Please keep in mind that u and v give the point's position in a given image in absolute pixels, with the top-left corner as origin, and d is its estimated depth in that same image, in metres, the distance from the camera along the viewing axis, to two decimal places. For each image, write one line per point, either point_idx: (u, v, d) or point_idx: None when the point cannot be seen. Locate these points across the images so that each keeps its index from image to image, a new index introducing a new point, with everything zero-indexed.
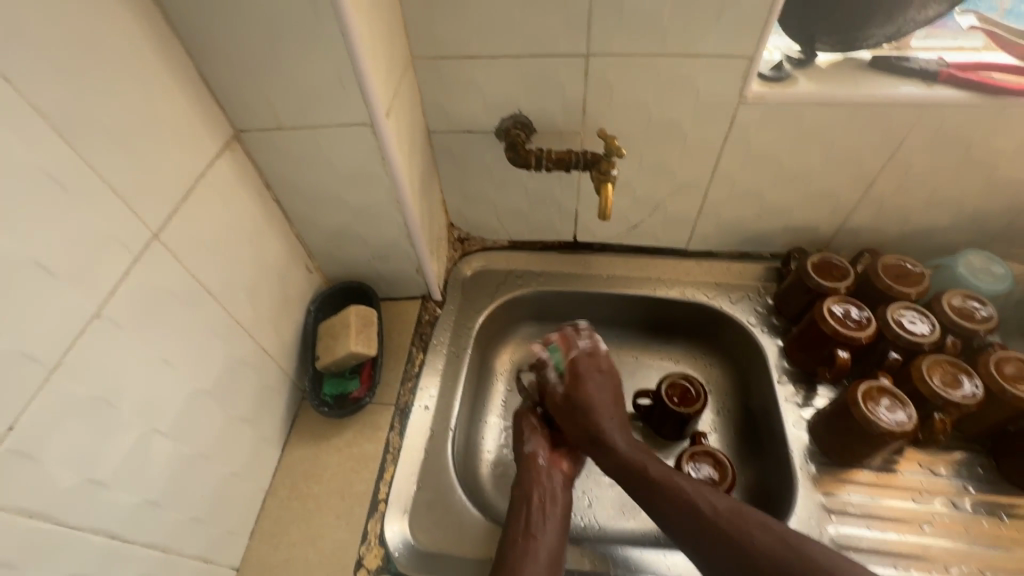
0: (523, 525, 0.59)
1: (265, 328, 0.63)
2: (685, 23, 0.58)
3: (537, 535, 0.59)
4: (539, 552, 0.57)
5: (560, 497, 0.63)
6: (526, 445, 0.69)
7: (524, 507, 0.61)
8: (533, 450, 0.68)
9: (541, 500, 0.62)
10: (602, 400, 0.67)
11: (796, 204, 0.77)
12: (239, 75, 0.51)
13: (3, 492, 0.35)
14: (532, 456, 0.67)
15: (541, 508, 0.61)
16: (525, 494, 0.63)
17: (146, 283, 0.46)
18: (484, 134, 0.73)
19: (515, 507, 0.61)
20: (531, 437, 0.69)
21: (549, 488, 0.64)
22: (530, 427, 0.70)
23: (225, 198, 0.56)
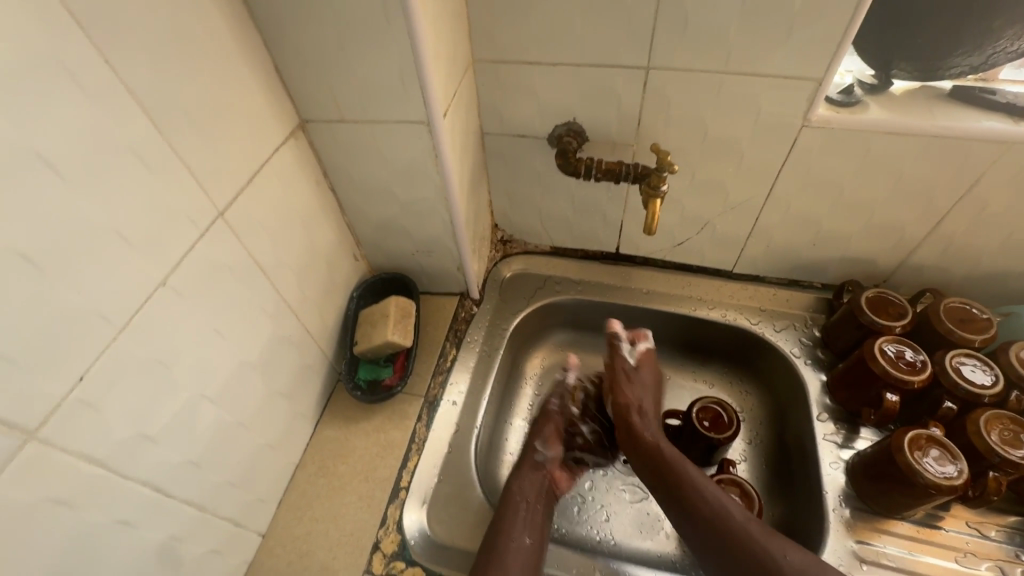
0: (520, 524, 0.61)
1: (310, 310, 0.66)
2: (750, 42, 0.57)
3: (530, 541, 0.60)
4: (528, 555, 0.59)
5: (545, 504, 0.66)
6: (543, 451, 0.72)
7: (519, 506, 0.63)
8: (545, 460, 0.71)
9: (534, 503, 0.64)
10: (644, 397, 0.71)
11: (854, 234, 0.74)
12: (310, 68, 0.54)
13: (67, 436, 0.38)
14: (540, 464, 0.71)
15: (532, 517, 0.63)
16: (522, 494, 0.65)
17: (208, 258, 0.49)
18: (536, 140, 0.74)
19: (510, 502, 0.63)
20: (553, 446, 0.72)
21: (538, 497, 0.66)
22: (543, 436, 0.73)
23: (286, 183, 0.59)
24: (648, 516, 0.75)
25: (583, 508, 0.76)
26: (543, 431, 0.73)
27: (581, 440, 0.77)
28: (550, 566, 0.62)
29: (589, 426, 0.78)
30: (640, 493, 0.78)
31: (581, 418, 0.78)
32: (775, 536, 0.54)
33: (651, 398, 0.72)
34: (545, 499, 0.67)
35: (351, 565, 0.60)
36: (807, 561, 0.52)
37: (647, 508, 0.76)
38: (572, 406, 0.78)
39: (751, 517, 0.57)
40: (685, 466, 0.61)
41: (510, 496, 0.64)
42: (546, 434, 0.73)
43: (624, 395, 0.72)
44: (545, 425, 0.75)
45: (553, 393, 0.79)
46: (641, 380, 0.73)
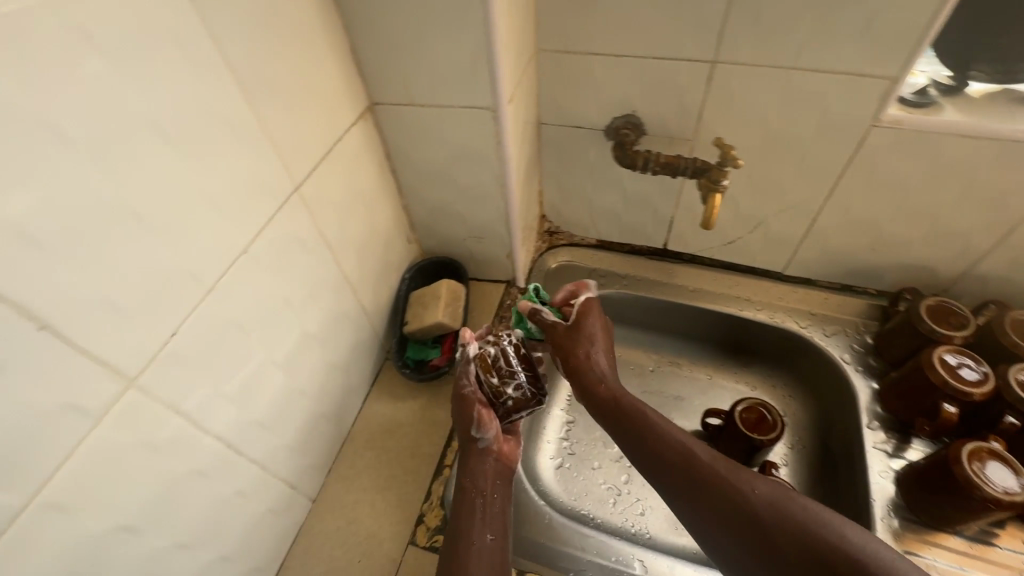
0: (478, 524, 0.54)
1: (366, 288, 0.69)
2: (824, 38, 0.56)
3: (493, 536, 0.54)
4: (492, 556, 0.52)
5: (504, 493, 0.58)
6: (482, 436, 0.59)
7: (469, 509, 0.55)
8: (489, 445, 0.59)
9: (492, 496, 0.57)
10: (592, 348, 0.62)
11: (917, 240, 0.72)
12: (384, 51, 0.56)
13: (160, 386, 0.40)
14: (484, 450, 0.59)
15: (491, 509, 0.56)
16: (475, 488, 0.57)
17: (285, 229, 0.51)
18: (592, 132, 0.74)
19: (464, 500, 0.56)
20: (490, 426, 0.58)
21: (493, 482, 0.58)
22: (480, 414, 0.59)
23: (353, 162, 0.61)
24: None
25: (619, 500, 0.77)
26: (473, 416, 0.59)
27: (512, 402, 0.58)
28: (588, 552, 0.63)
29: (517, 381, 0.58)
30: None
31: (506, 374, 0.59)
32: (741, 468, 0.50)
33: (604, 342, 0.64)
34: (501, 484, 0.59)
35: (396, 536, 0.63)
36: (777, 493, 0.47)
37: None
38: (490, 376, 0.59)
39: (716, 455, 0.51)
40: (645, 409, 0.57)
41: (463, 493, 0.56)
42: (476, 418, 0.58)
43: (577, 350, 0.62)
44: (471, 409, 0.59)
45: (463, 375, 0.61)
46: (587, 329, 0.63)
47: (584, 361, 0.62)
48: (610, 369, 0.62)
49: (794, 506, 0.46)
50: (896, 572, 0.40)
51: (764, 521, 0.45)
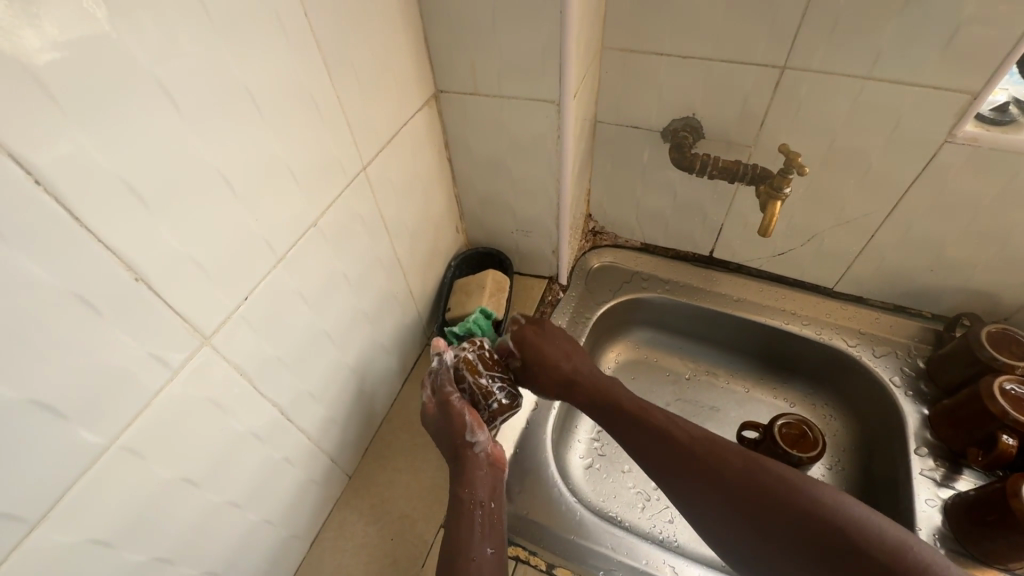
0: (480, 533, 0.53)
1: (415, 272, 0.70)
2: (904, 47, 0.54)
3: (493, 549, 0.53)
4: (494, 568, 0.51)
5: (500, 498, 0.57)
6: (476, 440, 0.58)
7: (467, 520, 0.54)
8: (483, 450, 0.58)
9: (490, 505, 0.56)
10: (561, 345, 0.68)
11: (982, 264, 0.69)
12: (456, 39, 0.56)
13: (230, 346, 0.42)
14: (478, 456, 0.57)
15: (491, 517, 0.55)
16: (474, 498, 0.55)
17: (350, 206, 0.53)
18: (649, 133, 0.74)
19: (462, 511, 0.54)
20: (482, 429, 0.58)
21: (490, 489, 0.57)
22: (472, 416, 0.59)
23: (415, 148, 0.62)
24: None
25: (648, 505, 0.76)
26: (464, 421, 0.58)
27: (497, 405, 0.63)
28: (617, 552, 0.62)
29: (499, 384, 0.64)
30: None
31: (487, 378, 0.64)
32: (716, 441, 0.58)
33: (568, 345, 0.69)
34: (499, 492, 0.58)
35: (428, 517, 0.63)
36: (748, 463, 0.56)
37: None
38: (474, 379, 0.63)
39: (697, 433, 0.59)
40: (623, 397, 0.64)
41: (459, 505, 0.55)
42: (468, 423, 0.58)
43: (546, 361, 0.67)
44: (461, 415, 0.59)
45: (444, 382, 0.62)
46: (551, 339, 0.68)
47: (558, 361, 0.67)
48: (582, 362, 0.68)
49: (763, 472, 0.55)
50: (869, 525, 0.50)
51: (740, 484, 0.55)
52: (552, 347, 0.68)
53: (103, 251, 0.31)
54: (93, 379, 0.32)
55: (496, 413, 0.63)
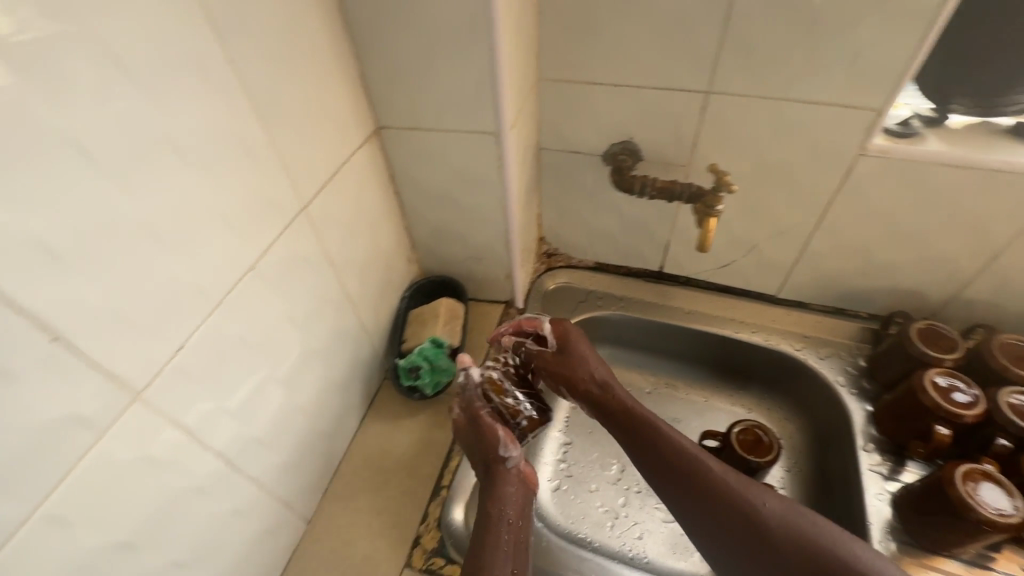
0: (505, 553, 0.52)
1: (367, 307, 0.69)
2: (813, 70, 0.59)
3: (516, 567, 0.52)
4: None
5: (527, 517, 0.58)
6: (509, 455, 0.61)
7: (500, 535, 0.54)
8: (515, 464, 0.61)
9: (519, 525, 0.56)
10: (587, 360, 0.68)
11: (906, 265, 0.74)
12: (392, 78, 0.58)
13: (165, 400, 0.41)
14: (510, 472, 0.60)
15: (517, 537, 0.55)
16: (504, 517, 0.56)
17: (291, 247, 0.52)
18: (591, 157, 0.76)
19: (489, 526, 0.55)
20: (514, 445, 0.62)
21: (522, 507, 0.59)
22: (503, 433, 0.63)
23: (359, 184, 0.62)
24: (681, 537, 0.76)
25: (617, 523, 0.77)
26: (497, 436, 0.62)
27: (525, 422, 0.70)
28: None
29: (524, 403, 0.71)
30: None
31: (514, 398, 0.70)
32: (754, 482, 0.56)
33: (596, 359, 0.69)
34: (527, 512, 0.59)
35: (392, 558, 0.62)
36: (785, 508, 0.53)
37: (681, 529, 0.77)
38: (502, 399, 0.69)
39: (738, 475, 0.56)
40: (650, 416, 0.61)
41: (487, 519, 0.56)
42: (502, 438, 0.62)
43: (574, 366, 0.68)
44: (494, 431, 0.63)
45: (473, 399, 0.66)
46: (577, 348, 0.69)
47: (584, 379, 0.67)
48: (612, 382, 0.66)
49: (802, 519, 0.52)
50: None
51: (777, 534, 0.51)
52: (575, 363, 0.68)
53: (19, 316, 0.30)
54: (12, 448, 0.31)
55: (526, 429, 0.70)
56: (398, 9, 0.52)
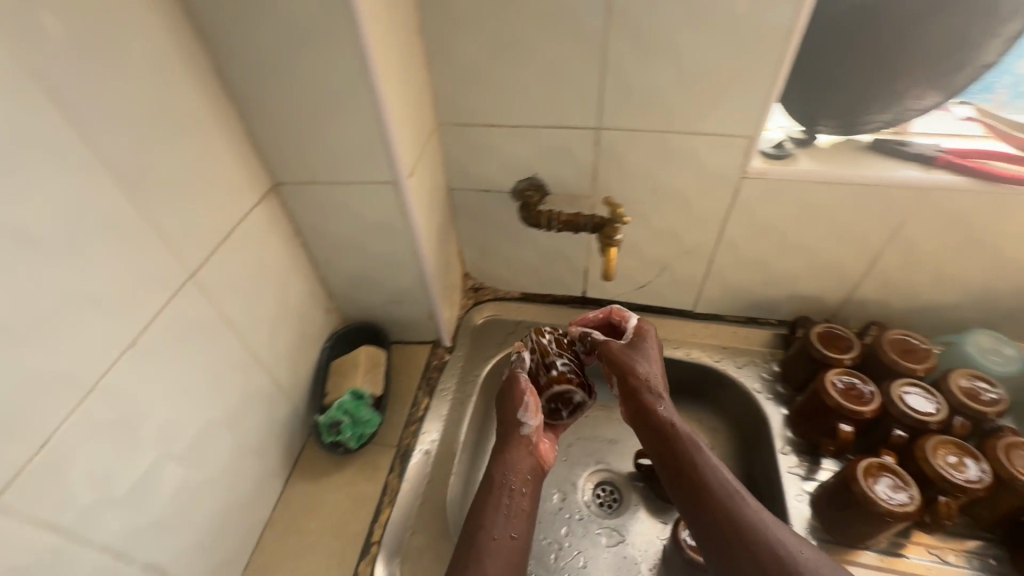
0: (502, 519, 0.57)
1: (281, 365, 0.67)
2: (687, 104, 0.63)
3: (514, 535, 0.56)
4: (511, 552, 0.55)
5: (534, 489, 0.61)
6: (526, 422, 0.64)
7: (506, 502, 0.59)
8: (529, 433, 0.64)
9: (521, 496, 0.60)
10: (648, 366, 0.65)
11: (802, 273, 0.79)
12: (281, 136, 0.58)
13: (30, 500, 0.38)
14: (524, 440, 0.63)
15: (518, 507, 0.59)
16: (506, 484, 0.60)
17: (179, 317, 0.51)
18: (501, 194, 0.78)
19: (491, 492, 0.59)
20: (533, 413, 0.64)
21: (528, 481, 0.61)
22: (529, 400, 0.65)
23: (258, 242, 0.61)
24: (625, 559, 0.78)
25: (561, 554, 0.78)
26: (522, 401, 0.65)
27: (557, 372, 0.67)
28: None
29: (563, 359, 0.68)
30: (617, 537, 0.80)
31: (557, 355, 0.68)
32: (790, 532, 0.51)
33: (658, 369, 0.66)
34: (532, 483, 0.62)
35: None
36: (820, 562, 0.48)
37: (624, 551, 0.78)
38: (543, 355, 0.68)
39: (782, 527, 0.51)
40: (698, 441, 0.57)
41: (493, 485, 0.60)
42: (525, 404, 0.65)
43: (631, 364, 0.65)
44: (521, 396, 0.65)
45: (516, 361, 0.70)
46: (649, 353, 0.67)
47: (641, 383, 0.63)
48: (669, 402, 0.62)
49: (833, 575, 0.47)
50: None
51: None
52: (634, 364, 0.65)
53: None
54: None
55: (554, 380, 0.66)
56: (277, 71, 0.52)
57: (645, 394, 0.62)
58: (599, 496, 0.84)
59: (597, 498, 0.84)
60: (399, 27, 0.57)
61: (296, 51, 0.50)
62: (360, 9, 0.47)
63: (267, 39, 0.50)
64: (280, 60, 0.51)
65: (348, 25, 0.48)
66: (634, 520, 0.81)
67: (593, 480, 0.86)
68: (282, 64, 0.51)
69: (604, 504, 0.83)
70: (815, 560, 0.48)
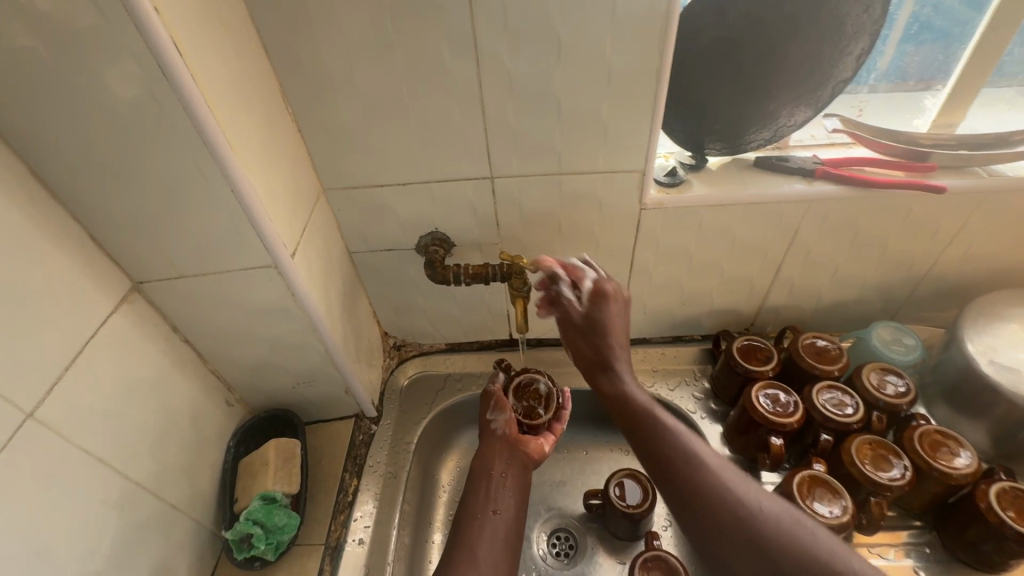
0: (481, 498, 0.62)
1: (174, 482, 0.59)
2: (574, 146, 0.62)
3: (495, 509, 0.61)
4: (495, 527, 0.60)
5: (516, 477, 0.65)
6: (495, 417, 0.71)
7: (484, 481, 0.64)
8: (499, 425, 0.70)
9: (498, 479, 0.64)
10: (609, 335, 0.61)
11: (715, 290, 0.80)
12: (135, 231, 0.51)
13: None
14: (496, 431, 0.69)
15: (496, 487, 0.63)
16: (483, 470, 0.65)
17: (19, 469, 0.43)
18: (404, 251, 0.74)
19: (471, 481, 0.64)
20: (502, 409, 0.71)
21: (507, 465, 0.66)
22: (497, 400, 0.72)
23: (124, 352, 0.54)
24: None
25: None
26: (489, 402, 0.72)
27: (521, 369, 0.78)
28: None
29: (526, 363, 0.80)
30: None
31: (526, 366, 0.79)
32: (753, 485, 0.48)
33: (622, 332, 0.62)
34: (513, 470, 0.66)
35: None
36: (786, 516, 0.44)
37: None
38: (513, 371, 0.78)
39: (750, 483, 0.48)
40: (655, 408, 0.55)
41: (472, 472, 0.65)
42: (492, 404, 0.72)
43: (590, 332, 0.63)
44: (489, 398, 0.73)
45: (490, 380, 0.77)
46: (608, 313, 0.62)
47: (599, 357, 0.62)
48: (628, 371, 0.60)
49: (802, 530, 0.43)
50: None
51: (759, 531, 0.43)
52: (593, 334, 0.63)
53: None
54: None
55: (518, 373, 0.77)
56: (114, 166, 0.46)
57: (602, 368, 0.61)
58: (555, 545, 0.81)
59: (553, 548, 0.80)
60: (256, 100, 0.52)
61: (132, 142, 0.45)
62: (199, 94, 0.43)
63: (94, 130, 0.44)
64: (116, 153, 0.45)
65: (186, 112, 0.43)
66: (593, 565, 0.78)
67: (546, 530, 0.82)
68: (119, 157, 0.46)
69: (561, 554, 0.80)
70: (779, 516, 0.44)
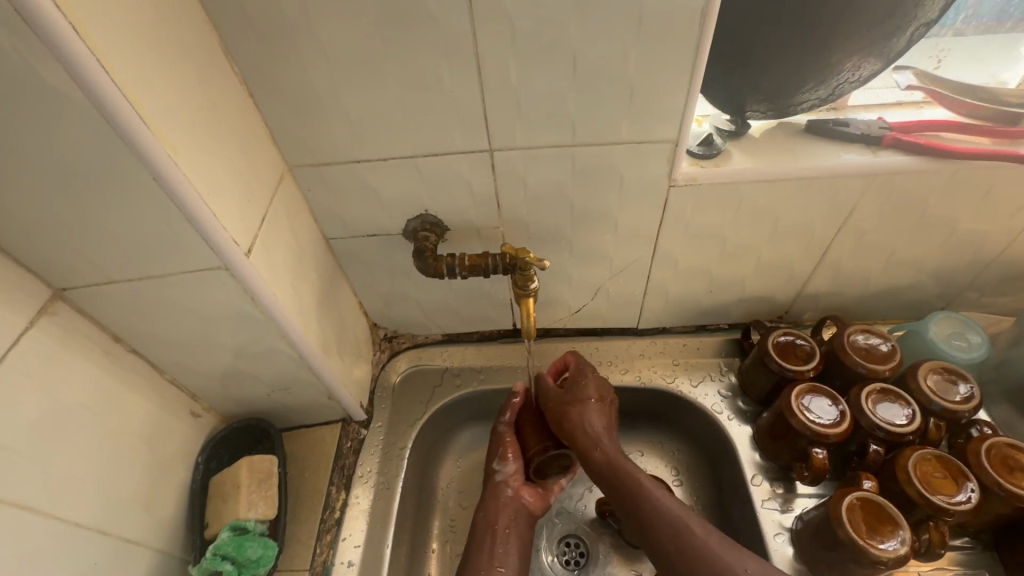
0: (485, 556, 0.58)
1: (126, 514, 0.52)
2: (591, 112, 0.50)
3: (502, 567, 0.57)
4: None
5: (521, 534, 0.60)
6: (502, 468, 0.65)
7: (487, 538, 0.59)
8: (506, 477, 0.64)
9: (505, 536, 0.60)
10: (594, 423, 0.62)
11: (748, 277, 0.70)
12: (41, 231, 0.41)
13: None
14: (501, 484, 0.64)
15: (508, 534, 0.60)
16: (488, 524, 0.60)
17: None
18: (390, 237, 0.63)
19: (476, 534, 0.60)
20: (509, 459, 0.65)
21: (515, 520, 0.61)
22: (507, 448, 0.66)
23: (49, 377, 0.45)
24: None
25: None
26: (498, 448, 0.66)
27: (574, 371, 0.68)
28: None
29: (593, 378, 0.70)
30: None
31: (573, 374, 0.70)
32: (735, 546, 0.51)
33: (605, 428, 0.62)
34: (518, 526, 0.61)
35: None
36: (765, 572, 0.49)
37: None
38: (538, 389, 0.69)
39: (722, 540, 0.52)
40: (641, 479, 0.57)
41: (477, 519, 0.62)
42: (500, 451, 0.66)
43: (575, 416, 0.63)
44: (496, 443, 0.67)
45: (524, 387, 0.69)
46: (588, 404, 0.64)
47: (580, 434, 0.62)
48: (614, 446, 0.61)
49: None
50: None
51: None
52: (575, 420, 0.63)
53: None
54: None
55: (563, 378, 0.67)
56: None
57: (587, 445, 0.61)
58: (564, 553, 0.74)
59: (562, 556, 0.74)
60: (184, 59, 0.41)
61: (10, 117, 0.34)
62: (85, 52, 0.32)
63: None
64: None
65: (69, 76, 0.32)
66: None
67: (554, 537, 0.75)
68: None
69: (570, 562, 0.73)
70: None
